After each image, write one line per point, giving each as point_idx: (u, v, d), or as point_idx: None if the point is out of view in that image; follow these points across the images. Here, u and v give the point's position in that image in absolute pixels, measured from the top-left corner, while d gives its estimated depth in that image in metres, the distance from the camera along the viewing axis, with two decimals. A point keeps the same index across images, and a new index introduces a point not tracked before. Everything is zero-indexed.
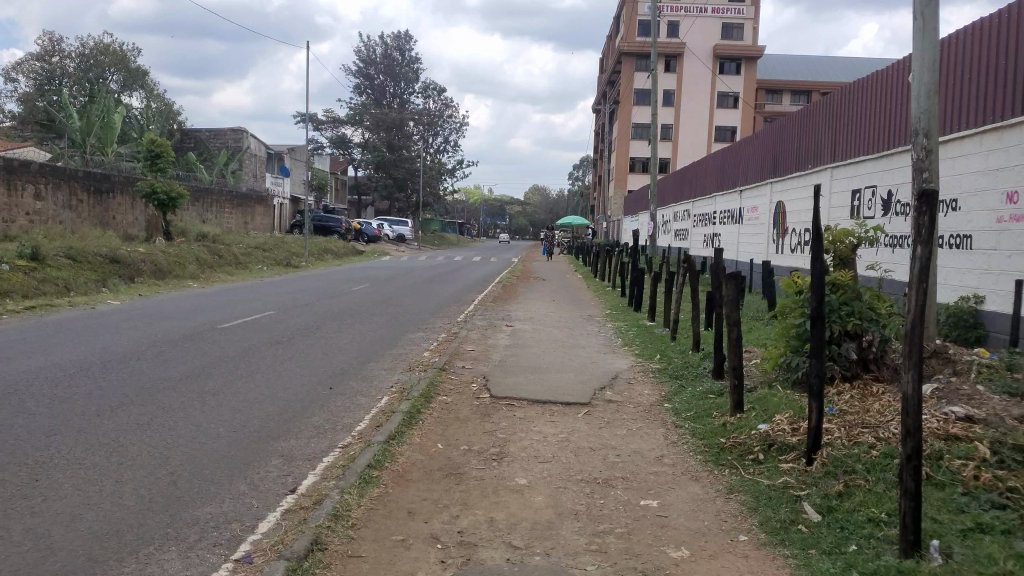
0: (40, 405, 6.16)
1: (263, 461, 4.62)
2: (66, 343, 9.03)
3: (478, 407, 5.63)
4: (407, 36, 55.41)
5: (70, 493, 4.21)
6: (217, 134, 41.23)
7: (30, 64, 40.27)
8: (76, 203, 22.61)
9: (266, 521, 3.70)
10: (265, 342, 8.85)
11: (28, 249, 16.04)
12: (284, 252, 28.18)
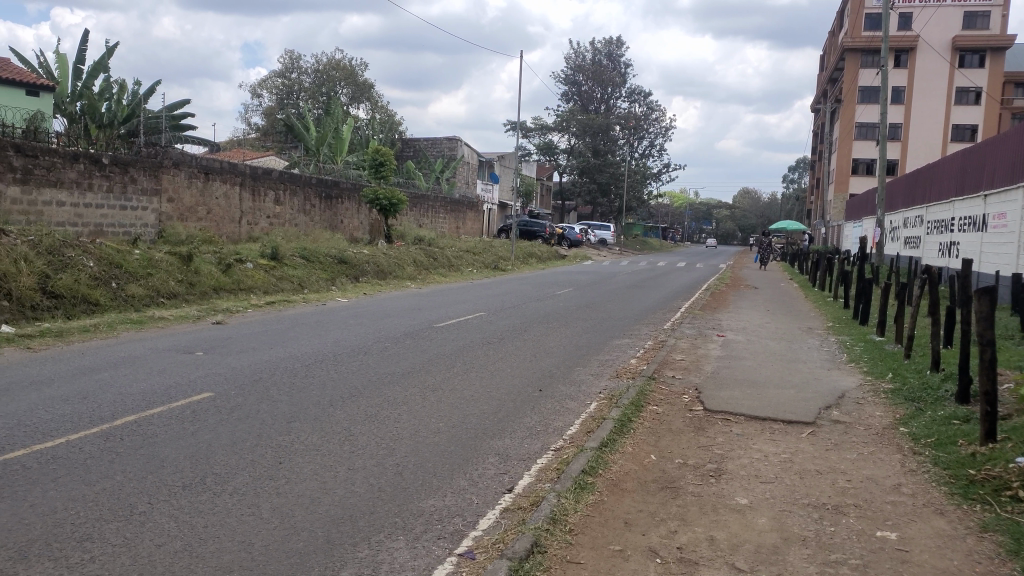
0: (281, 393, 6.73)
1: (481, 459, 4.76)
2: (301, 337, 9.85)
3: (692, 420, 5.48)
4: (617, 41, 55.51)
5: (309, 477, 4.57)
6: (434, 142, 43.40)
7: (273, 81, 44.90)
8: (310, 208, 24.60)
9: (487, 518, 3.80)
10: (479, 342, 9.16)
11: (269, 250, 17.72)
12: (493, 256, 29.11)
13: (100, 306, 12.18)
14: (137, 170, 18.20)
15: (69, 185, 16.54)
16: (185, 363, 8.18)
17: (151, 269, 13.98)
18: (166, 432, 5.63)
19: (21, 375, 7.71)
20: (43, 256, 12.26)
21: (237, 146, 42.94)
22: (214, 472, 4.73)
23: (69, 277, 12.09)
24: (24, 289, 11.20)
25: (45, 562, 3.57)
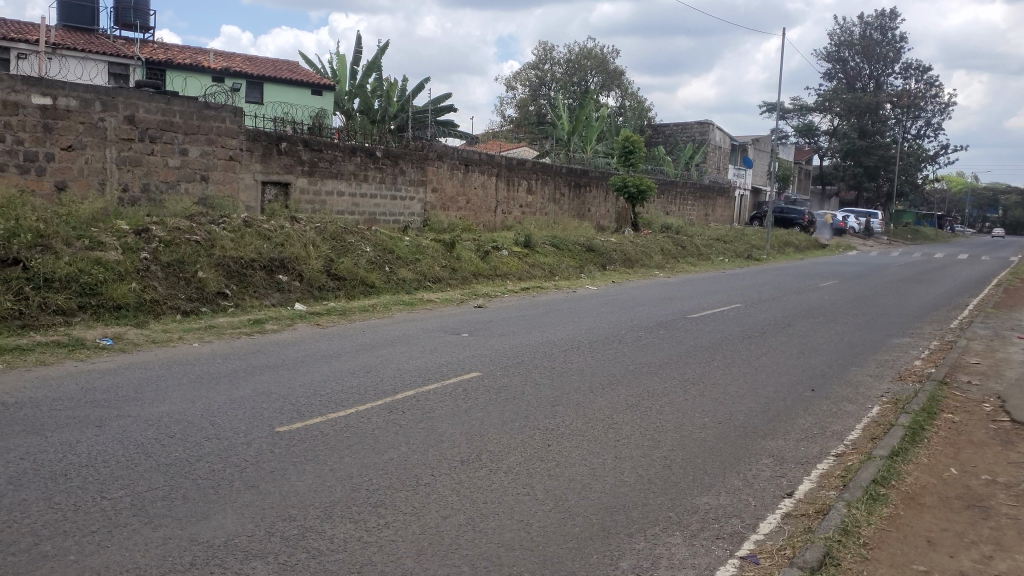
0: (543, 377, 6.90)
1: (754, 459, 4.56)
2: (558, 323, 10.03)
3: (997, 433, 4.89)
4: (891, 13, 51.22)
5: (578, 462, 4.62)
6: (684, 127, 42.63)
7: (526, 73, 46.31)
8: (560, 196, 25.12)
9: (768, 522, 3.63)
10: (738, 335, 8.80)
11: (523, 238, 18.38)
12: (745, 245, 28.06)
13: (376, 287, 13.19)
14: (406, 162, 19.54)
15: (348, 177, 18.13)
16: (454, 344, 8.64)
17: (418, 255, 15.00)
18: (442, 408, 5.97)
19: (315, 349, 8.55)
20: (328, 242, 13.59)
21: (492, 138, 44.86)
22: (489, 450, 4.94)
23: (349, 262, 13.26)
24: (312, 271, 12.44)
25: (347, 524, 3.89)
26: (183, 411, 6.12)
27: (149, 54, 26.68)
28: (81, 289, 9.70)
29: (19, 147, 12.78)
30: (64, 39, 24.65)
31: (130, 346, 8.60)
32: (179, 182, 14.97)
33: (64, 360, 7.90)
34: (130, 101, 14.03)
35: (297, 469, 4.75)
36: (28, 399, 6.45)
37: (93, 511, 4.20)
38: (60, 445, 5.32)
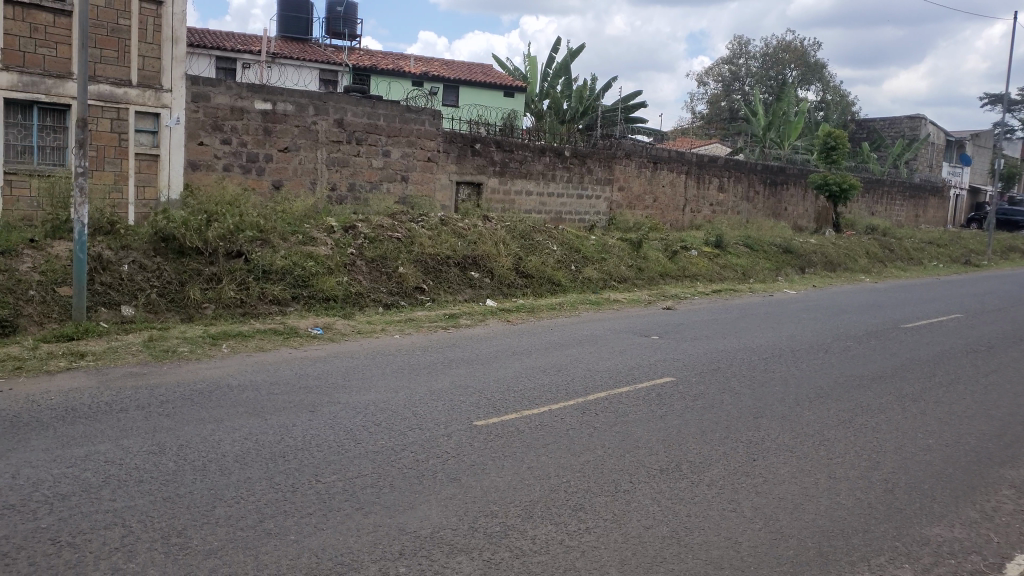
0: (743, 385, 6.62)
1: (990, 489, 4.16)
2: (754, 328, 9.61)
3: None
4: None
5: (788, 480, 4.36)
6: (891, 122, 39.87)
7: (719, 68, 45.01)
8: (754, 195, 24.19)
9: (1017, 563, 3.40)
10: (962, 349, 8.06)
11: (714, 238, 17.90)
12: (962, 249, 25.80)
13: (563, 286, 13.20)
14: (595, 161, 19.52)
15: (538, 176, 18.34)
16: (645, 346, 8.47)
17: (605, 254, 14.94)
18: (636, 413, 5.85)
19: (506, 345, 8.65)
20: (518, 240, 13.84)
21: (682, 135, 43.98)
22: (690, 460, 4.77)
23: (538, 260, 13.38)
24: (503, 269, 12.64)
25: (548, 525, 3.88)
26: (386, 400, 6.37)
27: (355, 60, 28.29)
28: (294, 281, 10.40)
29: (243, 148, 13.92)
30: (281, 49, 26.64)
31: (337, 336, 9.09)
32: (381, 182, 15.76)
33: (279, 347, 8.47)
34: (339, 105, 14.92)
35: (496, 465, 4.80)
36: (250, 383, 6.97)
37: (309, 494, 4.44)
38: (278, 427, 5.69)
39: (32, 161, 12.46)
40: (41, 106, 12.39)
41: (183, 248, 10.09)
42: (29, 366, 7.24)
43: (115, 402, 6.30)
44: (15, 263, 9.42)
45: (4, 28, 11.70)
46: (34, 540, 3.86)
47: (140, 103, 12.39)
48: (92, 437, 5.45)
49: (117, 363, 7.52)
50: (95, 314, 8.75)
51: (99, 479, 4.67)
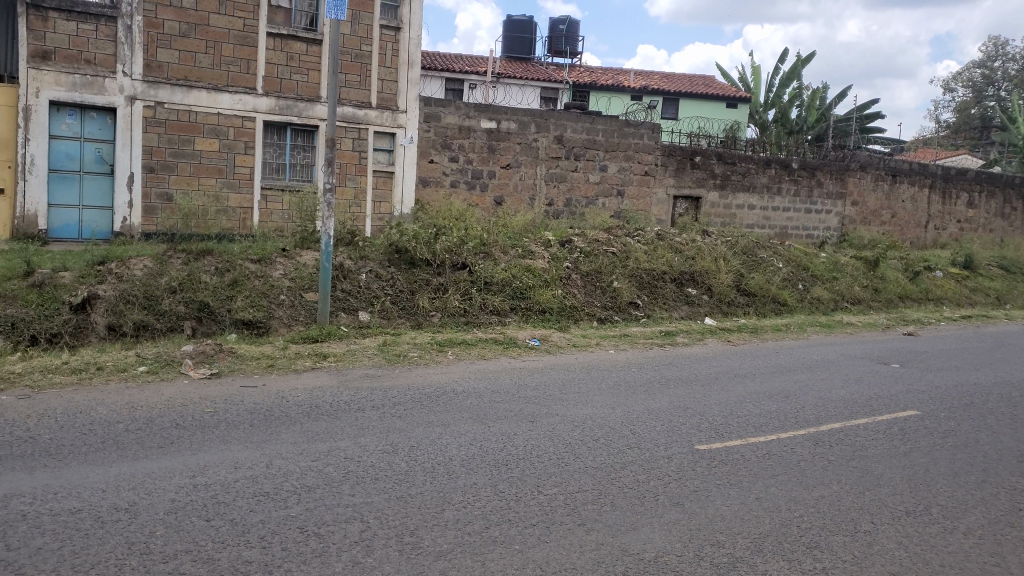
0: (1002, 424, 5.95)
1: None
2: (1013, 360, 8.64)
3: None
4: None
5: None
6: None
7: (971, 72, 41.32)
8: (1010, 211, 21.86)
9: None
10: None
11: (962, 258, 16.37)
12: None
13: (788, 306, 12.58)
14: (824, 173, 18.49)
15: (761, 190, 17.66)
16: (883, 375, 7.84)
17: (836, 273, 14.09)
18: (875, 447, 5.42)
19: (728, 366, 8.36)
20: (740, 257, 13.38)
21: (924, 146, 40.67)
22: (941, 503, 4.35)
23: (761, 278, 12.85)
24: (722, 286, 12.25)
25: (780, 561, 3.68)
26: (605, 416, 6.35)
27: (576, 77, 28.79)
28: (513, 292, 10.67)
29: (468, 166, 14.52)
30: (506, 69, 27.62)
31: (555, 348, 9.21)
32: (598, 197, 15.88)
33: (500, 356, 8.72)
34: (560, 122, 15.20)
35: (721, 493, 4.61)
36: (473, 390, 7.21)
37: (533, 504, 4.50)
38: (501, 436, 5.84)
39: (286, 178, 14.67)
40: (294, 127, 14.61)
41: (413, 259, 10.68)
42: (280, 364, 7.95)
43: (353, 401, 6.75)
44: (269, 269, 10.40)
45: (267, 59, 14.10)
46: (284, 526, 4.20)
47: (378, 123, 13.70)
48: (334, 433, 5.86)
49: (355, 365, 8.06)
50: (335, 318, 9.45)
51: (340, 473, 5.01)
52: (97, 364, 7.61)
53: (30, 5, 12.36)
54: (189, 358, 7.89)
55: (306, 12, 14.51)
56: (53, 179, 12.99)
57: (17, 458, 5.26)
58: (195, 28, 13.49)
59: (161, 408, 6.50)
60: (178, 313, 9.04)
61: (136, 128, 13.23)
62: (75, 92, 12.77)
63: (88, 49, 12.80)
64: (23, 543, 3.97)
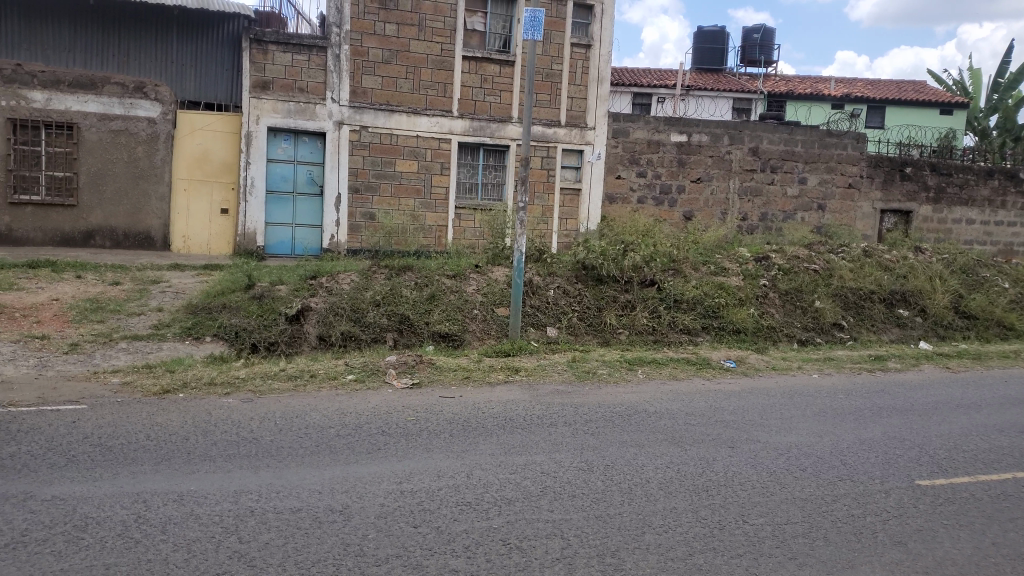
0: None
1: None
2: None
3: None
4: None
5: None
6: None
7: None
8: None
9: None
10: None
11: None
12: None
13: (1016, 331, 11.44)
14: None
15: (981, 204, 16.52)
16: None
17: None
18: None
19: (947, 396, 7.67)
20: (958, 275, 12.33)
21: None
22: None
23: (983, 299, 11.77)
24: (938, 307, 11.33)
25: None
26: (810, 445, 6.00)
27: (771, 87, 27.80)
28: (705, 311, 10.38)
29: (657, 180, 14.51)
30: (696, 81, 27.15)
31: (752, 370, 8.86)
32: (796, 211, 15.39)
33: (692, 377, 8.49)
34: (756, 133, 14.91)
35: (950, 534, 4.24)
36: (667, 411, 7.04)
37: (738, 533, 4.32)
38: (699, 460, 5.65)
39: (478, 198, 15.13)
40: (487, 147, 15.07)
41: (602, 275, 10.65)
42: (475, 376, 8.15)
43: (546, 417, 6.79)
44: (463, 284, 10.74)
45: (462, 81, 14.66)
46: (486, 538, 4.27)
47: (567, 141, 13.86)
48: (528, 447, 5.92)
49: (545, 380, 8.13)
50: (526, 333, 9.60)
51: (537, 488, 5.03)
52: (309, 371, 8.14)
53: (253, 40, 13.53)
54: (392, 368, 8.30)
55: (500, 34, 14.99)
56: (271, 200, 14.11)
57: (244, 457, 5.71)
58: (397, 54, 14.23)
59: (368, 415, 6.84)
60: (381, 325, 9.51)
61: (343, 151, 14.13)
62: (290, 118, 13.84)
63: (302, 78, 13.84)
64: (253, 537, 4.29)
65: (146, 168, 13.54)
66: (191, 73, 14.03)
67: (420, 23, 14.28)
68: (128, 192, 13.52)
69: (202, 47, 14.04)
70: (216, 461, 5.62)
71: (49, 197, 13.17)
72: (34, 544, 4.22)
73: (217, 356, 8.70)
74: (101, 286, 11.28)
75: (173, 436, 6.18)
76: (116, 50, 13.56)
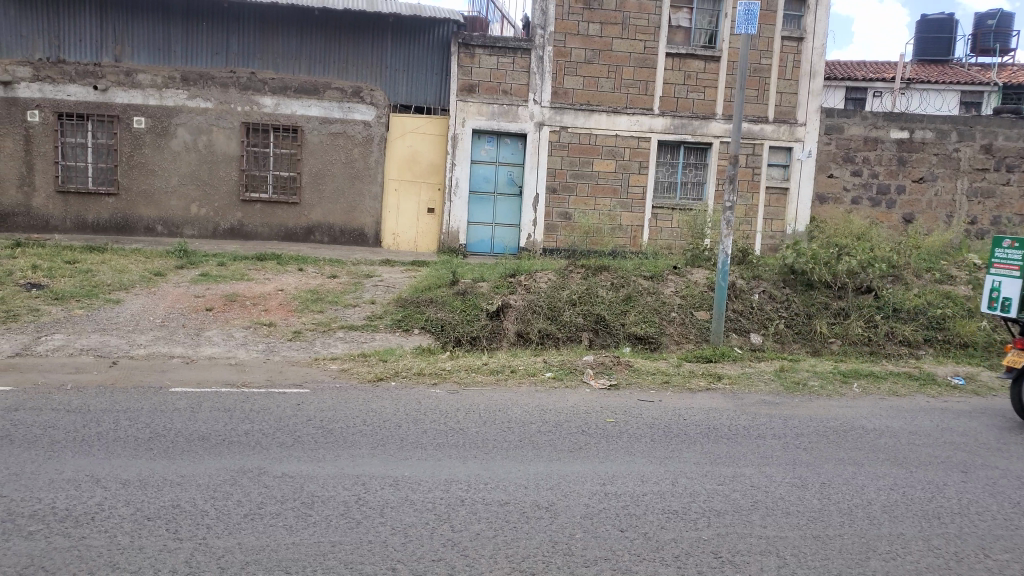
0: None
1: None
2: None
3: None
4: None
5: None
6: None
7: None
8: None
9: None
10: None
11: None
12: None
13: None
14: None
15: None
16: None
17: None
18: None
19: None
20: None
21: None
22: None
23: None
24: None
25: None
26: None
27: (1008, 77, 25.20)
28: (928, 322, 9.59)
29: (874, 179, 14.09)
30: (919, 73, 25.22)
31: (985, 389, 8.05)
32: None
33: (916, 394, 7.82)
34: (990, 130, 14.17)
35: None
36: (886, 429, 6.54)
37: (979, 567, 3.93)
38: (927, 484, 5.20)
39: (676, 198, 14.85)
40: (687, 146, 14.77)
41: (812, 280, 10.11)
42: (675, 381, 7.97)
43: (753, 428, 6.50)
44: (661, 286, 10.54)
45: (665, 79, 14.43)
46: (697, 549, 4.14)
47: (775, 138, 13.72)
48: (736, 458, 5.69)
49: (751, 389, 7.79)
50: (728, 339, 9.29)
51: (748, 502, 4.82)
52: (510, 367, 8.30)
53: (461, 44, 14.02)
54: (591, 368, 8.28)
55: (706, 30, 14.61)
56: (473, 200, 14.54)
57: (451, 447, 5.89)
58: (600, 54, 14.23)
59: (568, 413, 6.86)
60: (577, 324, 9.52)
61: (543, 152, 14.34)
62: (493, 120, 14.21)
63: (507, 80, 14.19)
64: (465, 527, 4.41)
65: (361, 168, 14.40)
66: (403, 77, 14.59)
67: (623, 22, 14.19)
68: (345, 192, 14.42)
69: (415, 53, 14.56)
70: (427, 449, 5.84)
71: (275, 195, 14.35)
72: (269, 516, 4.56)
73: (424, 348, 9.09)
74: (320, 278, 12.11)
75: (386, 423, 6.50)
76: (336, 57, 14.43)
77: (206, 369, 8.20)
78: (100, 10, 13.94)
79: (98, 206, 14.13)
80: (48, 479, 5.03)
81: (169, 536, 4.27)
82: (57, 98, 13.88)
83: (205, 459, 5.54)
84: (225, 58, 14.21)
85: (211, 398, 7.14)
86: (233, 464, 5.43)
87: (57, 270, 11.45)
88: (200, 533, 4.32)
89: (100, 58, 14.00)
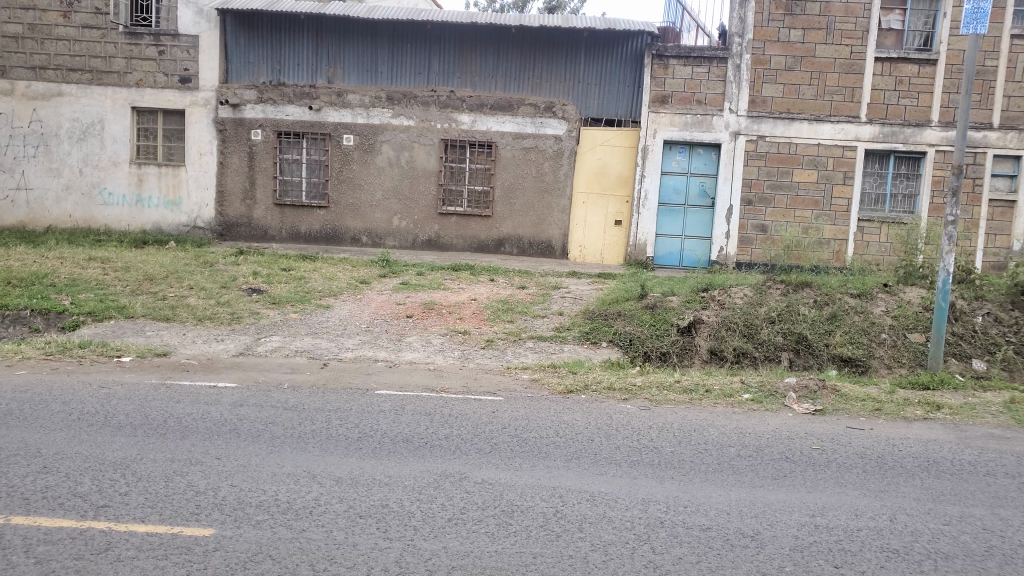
0: None
1: None
2: None
3: None
4: None
5: None
6: None
7: None
8: None
9: None
10: None
11: None
12: None
13: None
14: None
15: None
16: None
17: None
18: None
19: None
20: None
21: None
22: None
23: None
24: None
25: None
26: None
27: None
28: None
29: None
30: None
31: None
32: None
33: None
34: None
35: None
36: None
37: None
38: None
39: (886, 209, 13.96)
40: (898, 155, 13.84)
41: None
42: (887, 410, 7.42)
43: (980, 464, 5.93)
44: (870, 305, 9.91)
45: (873, 85, 13.60)
46: None
47: (1000, 145, 12.60)
48: (963, 497, 5.21)
49: (976, 422, 7.12)
50: (947, 365, 8.57)
51: (981, 547, 4.39)
52: (704, 386, 8.06)
53: (655, 56, 13.93)
54: (793, 391, 7.87)
55: (921, 31, 13.66)
56: (663, 212, 14.34)
57: (647, 466, 5.79)
58: (801, 60, 13.63)
59: (770, 438, 6.57)
60: (777, 343, 9.12)
61: (738, 163, 13.91)
62: (686, 130, 13.96)
63: (701, 90, 13.89)
64: (666, 549, 4.31)
65: (552, 181, 14.60)
66: (596, 91, 14.62)
67: (828, 26, 13.52)
68: (536, 205, 14.67)
69: (608, 67, 14.54)
70: (621, 466, 5.78)
71: (471, 208, 14.86)
72: (471, 522, 4.68)
73: (614, 361, 9.04)
74: (511, 288, 12.38)
75: (581, 436, 6.50)
76: (531, 73, 14.72)
77: (407, 373, 8.58)
78: (317, 36, 15.02)
79: (310, 218, 15.19)
80: (272, 472, 5.43)
81: (380, 535, 4.48)
82: (277, 118, 15.07)
83: (409, 461, 5.77)
84: (426, 78, 14.91)
85: (414, 402, 7.45)
86: (435, 468, 5.63)
87: (274, 276, 12.42)
88: (407, 534, 4.49)
89: (315, 80, 15.10)
